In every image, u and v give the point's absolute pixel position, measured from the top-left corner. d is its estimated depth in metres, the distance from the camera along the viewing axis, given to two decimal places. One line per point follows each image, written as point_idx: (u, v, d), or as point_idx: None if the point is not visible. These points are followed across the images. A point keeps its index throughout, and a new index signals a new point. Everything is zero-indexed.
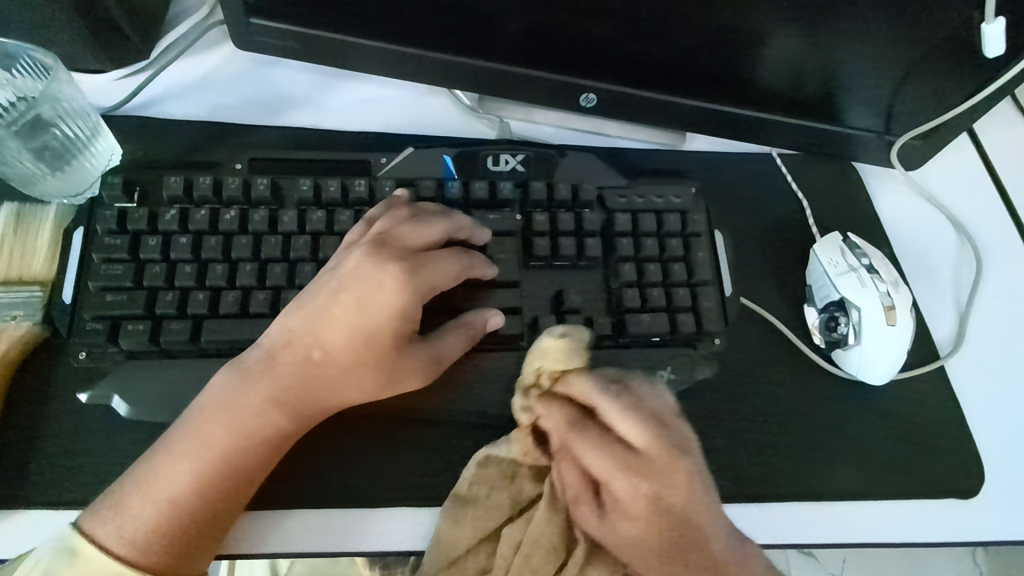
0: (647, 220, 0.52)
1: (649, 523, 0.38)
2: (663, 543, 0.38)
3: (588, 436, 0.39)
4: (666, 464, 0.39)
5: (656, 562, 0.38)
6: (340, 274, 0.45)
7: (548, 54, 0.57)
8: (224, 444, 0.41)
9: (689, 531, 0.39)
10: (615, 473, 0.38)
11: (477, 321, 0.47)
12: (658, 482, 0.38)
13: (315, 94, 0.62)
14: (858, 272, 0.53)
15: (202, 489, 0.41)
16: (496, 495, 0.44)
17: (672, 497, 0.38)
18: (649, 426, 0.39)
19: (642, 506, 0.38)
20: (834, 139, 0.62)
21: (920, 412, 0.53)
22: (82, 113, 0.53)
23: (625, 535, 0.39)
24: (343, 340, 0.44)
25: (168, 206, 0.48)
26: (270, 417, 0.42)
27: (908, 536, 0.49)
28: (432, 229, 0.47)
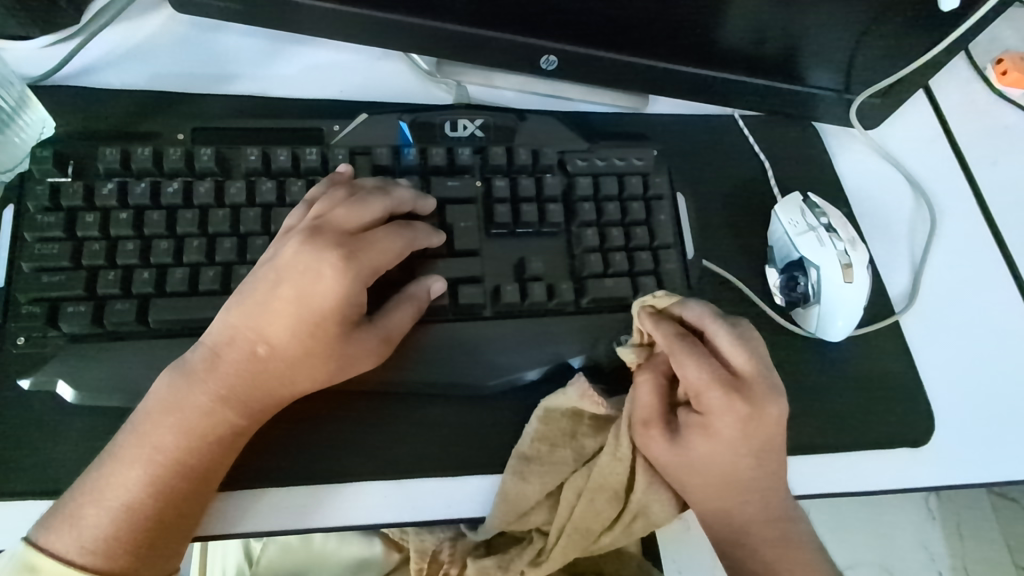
0: (608, 183, 0.51)
1: (725, 440, 0.44)
2: (733, 458, 0.44)
3: (691, 354, 0.44)
4: (759, 392, 0.44)
5: (714, 474, 0.45)
6: (277, 265, 0.42)
7: (504, 15, 0.55)
8: (174, 446, 0.40)
9: (760, 452, 0.45)
10: (712, 390, 0.44)
11: (421, 291, 0.46)
12: (752, 408, 0.44)
13: (262, 60, 0.59)
14: (817, 231, 0.54)
15: (156, 491, 0.40)
16: (556, 452, 0.47)
17: (760, 424, 0.44)
18: (753, 359, 0.45)
19: (723, 426, 0.44)
20: (795, 99, 0.62)
21: (876, 367, 0.55)
22: (5, 81, 0.50)
23: (698, 451, 0.44)
24: (289, 331, 0.42)
25: (105, 180, 0.45)
26: (219, 414, 0.41)
27: (867, 485, 0.51)
28: (370, 209, 0.45)
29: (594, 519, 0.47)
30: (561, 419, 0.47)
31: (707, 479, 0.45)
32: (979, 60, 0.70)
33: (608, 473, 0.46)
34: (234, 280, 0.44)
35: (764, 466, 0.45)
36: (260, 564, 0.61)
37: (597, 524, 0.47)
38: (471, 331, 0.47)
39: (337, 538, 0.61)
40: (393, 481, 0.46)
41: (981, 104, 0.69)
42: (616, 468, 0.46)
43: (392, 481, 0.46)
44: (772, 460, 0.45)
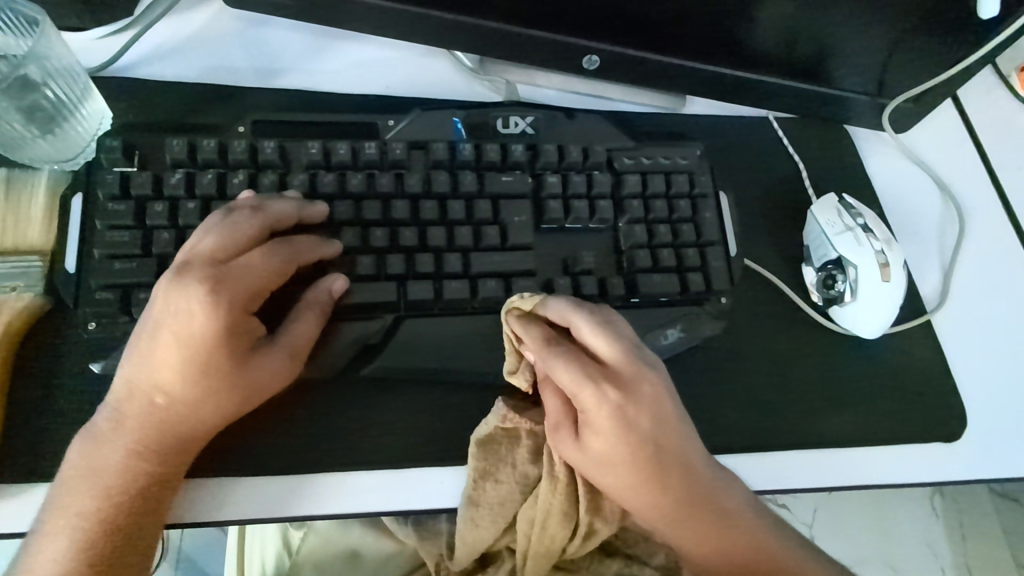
0: (656, 181, 0.53)
1: (616, 434, 0.42)
2: (631, 448, 0.43)
3: (560, 354, 0.43)
4: (632, 377, 0.43)
5: (625, 471, 0.43)
6: (152, 310, 0.41)
7: (551, 16, 0.57)
8: (93, 508, 0.39)
9: (660, 438, 0.44)
10: (583, 386, 0.42)
11: (322, 293, 0.45)
12: (627, 394, 0.43)
13: (309, 55, 0.60)
14: (855, 231, 0.55)
15: (87, 555, 0.39)
16: (499, 485, 0.46)
17: (642, 408, 0.43)
18: (624, 343, 0.44)
19: (609, 419, 0.42)
20: (829, 101, 0.64)
21: (910, 363, 0.56)
22: (71, 73, 0.48)
23: (599, 449, 0.43)
24: (178, 373, 0.40)
25: (172, 170, 0.46)
26: (135, 468, 0.40)
27: (902, 478, 0.53)
28: (246, 229, 0.43)
29: (548, 544, 0.46)
30: (497, 450, 0.47)
31: (619, 480, 0.43)
32: (1004, 68, 0.72)
33: (551, 502, 0.45)
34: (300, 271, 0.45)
35: (671, 454, 0.44)
36: (300, 554, 0.63)
37: (554, 548, 0.47)
38: None
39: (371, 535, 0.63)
40: (447, 468, 0.47)
41: (1007, 111, 0.70)
42: (556, 494, 0.45)
43: (445, 468, 0.47)
44: (679, 442, 0.44)
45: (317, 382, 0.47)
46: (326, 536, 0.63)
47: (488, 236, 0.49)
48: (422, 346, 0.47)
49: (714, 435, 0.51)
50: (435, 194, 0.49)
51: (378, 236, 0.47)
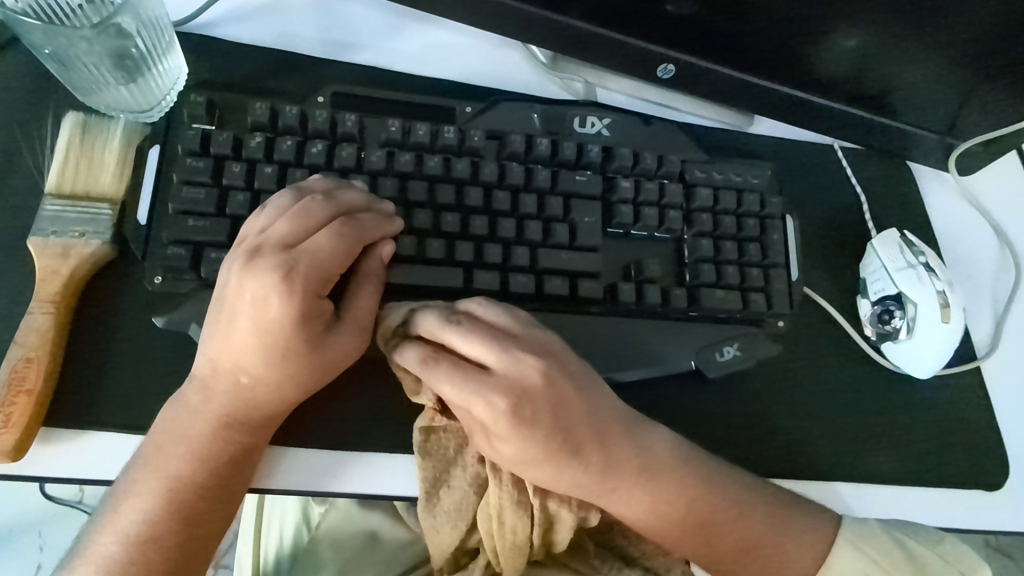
0: (727, 197, 0.52)
1: (520, 438, 0.39)
2: (543, 448, 0.40)
3: (438, 372, 0.39)
4: (517, 376, 0.40)
5: (545, 467, 0.40)
6: (229, 294, 0.40)
7: (633, 18, 0.56)
8: (182, 473, 0.39)
9: (564, 423, 0.41)
10: (470, 400, 0.38)
11: (376, 262, 0.43)
12: (518, 396, 0.39)
13: (385, 33, 0.60)
14: (917, 269, 0.55)
15: (180, 519, 0.39)
16: (451, 488, 0.44)
17: (538, 401, 0.40)
18: (506, 337, 0.41)
19: (510, 425, 0.39)
20: (897, 137, 0.63)
21: (958, 407, 0.56)
22: (158, 26, 0.47)
23: (513, 453, 0.40)
24: (258, 356, 0.40)
25: (251, 133, 0.46)
26: (225, 439, 0.40)
27: (945, 522, 0.52)
28: (313, 214, 0.41)
29: (512, 540, 0.43)
30: (444, 453, 0.45)
31: (542, 474, 0.41)
32: None
33: (499, 496, 0.43)
34: None
35: (581, 433, 0.42)
36: (319, 530, 0.62)
37: (522, 543, 0.43)
38: (582, 324, 0.48)
39: (388, 521, 0.63)
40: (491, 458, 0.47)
41: None
42: (502, 486, 0.42)
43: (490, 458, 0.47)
44: (587, 420, 0.42)
45: (371, 361, 0.46)
46: (349, 515, 0.63)
47: (557, 233, 0.48)
48: None
49: (759, 458, 0.50)
50: (508, 186, 0.49)
51: (449, 221, 0.47)
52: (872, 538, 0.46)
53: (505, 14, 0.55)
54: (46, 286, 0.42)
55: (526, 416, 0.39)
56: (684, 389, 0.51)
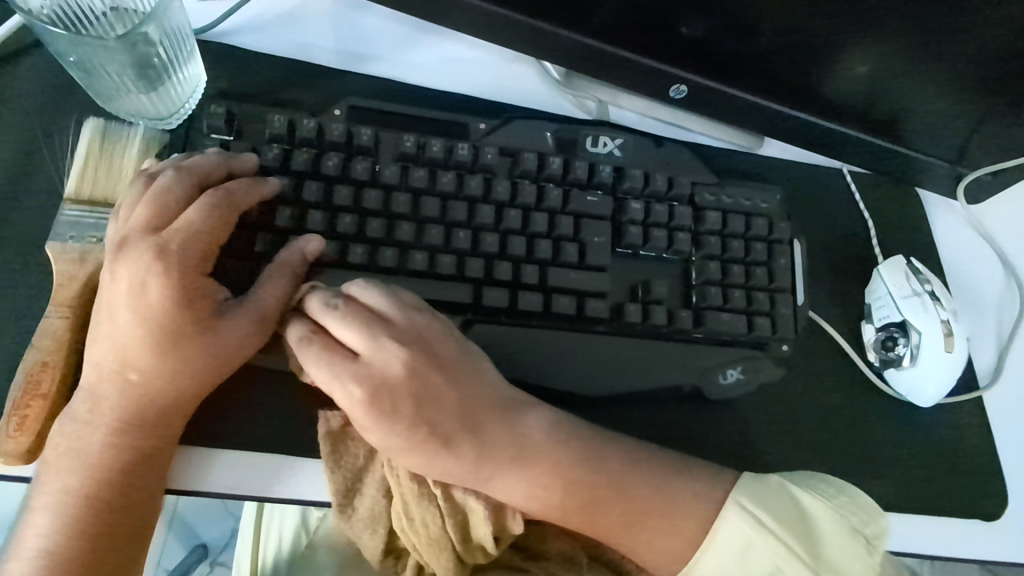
0: (735, 221, 0.53)
1: (381, 424, 0.41)
2: (410, 434, 0.41)
3: (310, 355, 0.41)
4: (381, 362, 0.41)
5: (409, 458, 0.42)
6: (104, 293, 0.41)
7: (648, 39, 0.56)
8: (78, 484, 0.39)
9: (431, 414, 0.42)
10: (332, 382, 0.40)
11: (295, 255, 0.43)
12: (377, 384, 0.41)
13: (401, 46, 0.60)
14: (922, 297, 0.55)
15: (78, 532, 0.39)
16: (364, 496, 0.44)
17: (398, 390, 0.42)
18: (381, 326, 0.42)
19: (370, 414, 0.41)
20: (906, 164, 0.63)
21: (957, 435, 0.56)
22: (180, 37, 0.48)
23: (376, 441, 0.41)
24: (154, 349, 0.40)
25: (269, 145, 0.47)
26: (122, 445, 0.40)
27: (940, 550, 0.52)
28: (173, 194, 0.42)
29: (427, 535, 0.43)
30: (355, 462, 0.44)
31: (409, 465, 0.42)
32: None
33: (403, 492, 0.43)
34: (381, 260, 0.46)
35: (450, 425, 0.43)
36: (316, 534, 0.61)
37: (440, 539, 0.43)
38: (587, 343, 0.48)
39: None
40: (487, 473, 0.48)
41: None
42: (402, 483, 0.43)
43: None
44: (459, 410, 0.43)
45: None
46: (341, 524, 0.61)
47: (566, 252, 0.49)
48: (487, 351, 0.47)
49: None
50: (519, 204, 0.49)
51: (460, 238, 0.47)
52: (769, 495, 0.45)
53: (522, 31, 0.55)
54: (63, 290, 0.43)
55: (388, 403, 0.41)
56: (687, 410, 0.51)
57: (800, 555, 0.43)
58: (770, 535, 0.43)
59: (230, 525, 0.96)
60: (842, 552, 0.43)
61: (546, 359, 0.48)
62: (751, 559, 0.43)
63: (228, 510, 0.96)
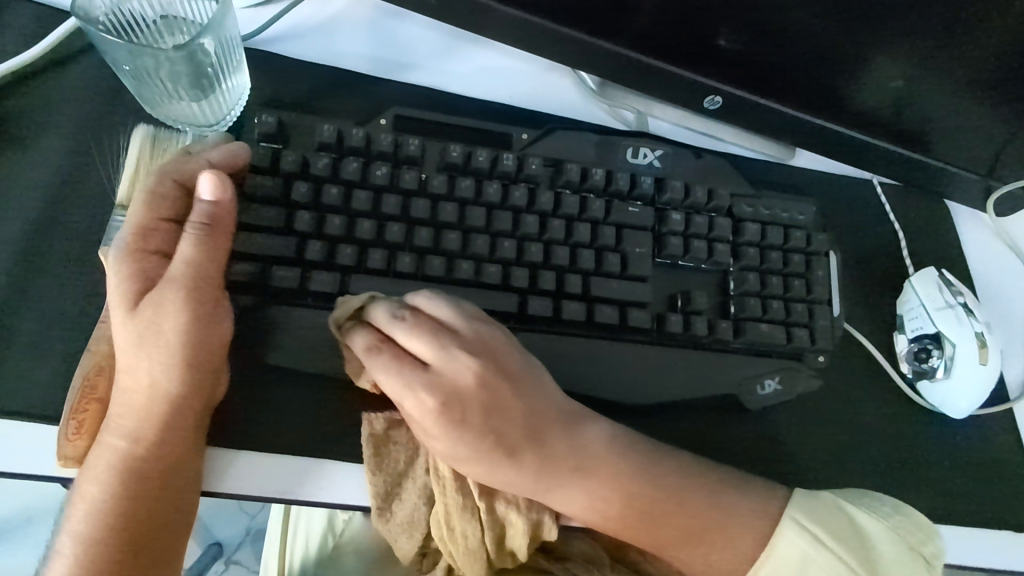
0: (774, 233, 0.53)
1: (450, 434, 0.41)
2: (476, 443, 0.42)
3: (381, 364, 0.41)
4: (451, 371, 0.42)
5: (473, 466, 0.42)
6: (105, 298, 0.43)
7: (687, 51, 0.56)
8: (87, 492, 0.39)
9: (498, 424, 0.43)
10: (403, 391, 0.41)
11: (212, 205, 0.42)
12: (449, 394, 0.41)
13: (439, 54, 0.61)
14: (956, 309, 0.56)
15: (91, 541, 0.38)
16: (403, 502, 0.44)
17: (469, 400, 0.42)
18: (449, 336, 0.42)
19: (440, 423, 0.41)
20: (938, 177, 0.64)
21: (989, 446, 0.56)
22: (231, 48, 0.48)
23: (443, 449, 0.42)
24: (135, 348, 0.40)
25: (318, 153, 0.47)
26: (119, 445, 0.39)
27: (975, 562, 0.52)
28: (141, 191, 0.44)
29: (464, 546, 0.43)
30: (394, 466, 0.44)
31: (473, 472, 0.42)
32: None
33: (446, 502, 0.43)
34: (429, 269, 0.46)
35: (515, 434, 0.43)
36: (343, 538, 0.62)
37: (476, 548, 0.43)
38: (628, 353, 0.49)
39: None
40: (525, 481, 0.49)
41: None
42: (448, 492, 0.43)
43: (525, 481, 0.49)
44: (523, 419, 0.43)
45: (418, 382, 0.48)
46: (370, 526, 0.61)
47: (608, 262, 0.50)
48: None
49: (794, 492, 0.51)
50: (562, 214, 0.50)
51: (506, 247, 0.48)
52: (825, 512, 0.45)
53: (562, 42, 0.55)
54: None
55: (455, 412, 0.41)
56: (724, 419, 0.52)
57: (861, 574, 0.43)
58: (829, 553, 0.43)
59: (244, 523, 0.97)
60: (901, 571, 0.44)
61: (588, 369, 0.48)
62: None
63: (242, 509, 0.97)
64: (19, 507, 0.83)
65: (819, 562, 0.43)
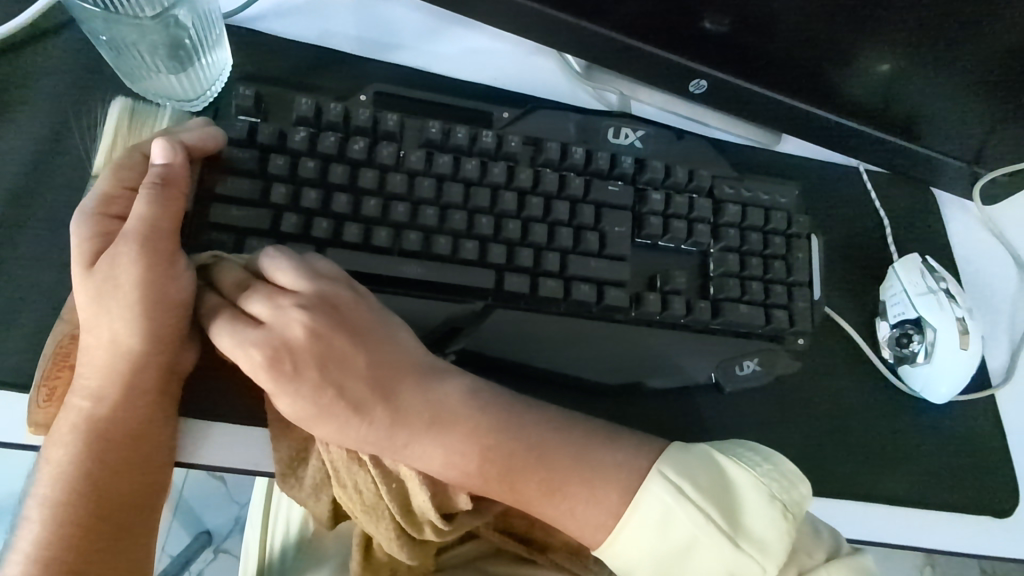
0: (755, 214, 0.53)
1: (285, 389, 0.40)
2: (316, 399, 0.41)
3: (216, 327, 0.41)
4: (281, 324, 0.41)
5: (320, 423, 0.41)
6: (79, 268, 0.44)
7: (670, 33, 0.56)
8: (57, 454, 0.39)
9: (339, 377, 0.42)
10: (235, 349, 0.40)
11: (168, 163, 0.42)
12: (277, 346, 0.40)
13: (423, 35, 0.61)
14: (938, 294, 0.55)
15: (59, 502, 0.38)
16: (309, 463, 0.44)
17: (301, 352, 0.41)
18: (285, 294, 0.42)
19: (272, 378, 0.40)
20: (924, 164, 0.63)
21: (969, 433, 0.56)
22: (209, 21, 0.48)
23: (286, 408, 0.41)
24: (91, 308, 0.40)
25: (296, 127, 0.47)
26: (88, 413, 0.39)
27: (946, 545, 0.53)
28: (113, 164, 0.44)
29: (362, 501, 0.43)
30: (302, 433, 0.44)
31: (325, 430, 0.41)
32: None
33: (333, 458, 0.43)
34: (406, 243, 0.46)
35: (358, 388, 0.42)
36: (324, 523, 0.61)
37: (372, 503, 0.42)
38: (605, 333, 0.49)
39: None
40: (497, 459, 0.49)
41: None
42: (331, 448, 0.42)
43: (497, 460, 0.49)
44: (371, 372, 0.43)
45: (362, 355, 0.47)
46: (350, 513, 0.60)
47: (587, 241, 0.49)
48: (509, 338, 0.47)
49: None
50: (540, 191, 0.50)
51: (483, 224, 0.48)
52: (695, 465, 0.43)
53: (545, 22, 0.55)
54: None
55: (286, 367, 0.41)
56: (702, 401, 0.51)
57: (721, 525, 0.41)
58: (690, 505, 0.41)
59: (233, 513, 0.97)
60: (762, 521, 0.41)
61: (564, 347, 0.48)
62: (670, 529, 0.41)
63: (231, 497, 0.97)
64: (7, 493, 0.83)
65: (681, 522, 0.41)
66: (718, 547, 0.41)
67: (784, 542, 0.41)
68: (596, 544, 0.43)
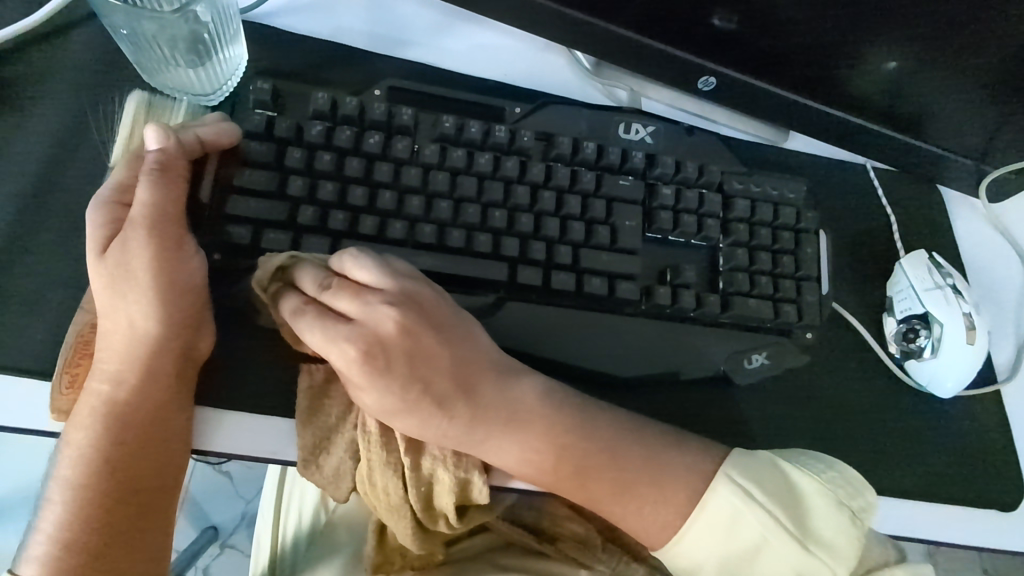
0: (764, 209, 0.54)
1: (376, 384, 0.41)
2: (403, 394, 0.42)
3: (307, 323, 0.41)
4: (374, 322, 0.42)
5: (403, 417, 0.42)
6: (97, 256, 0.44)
7: (680, 30, 0.56)
8: (75, 439, 0.40)
9: (425, 373, 0.43)
10: (331, 345, 0.41)
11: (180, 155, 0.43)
12: (371, 343, 0.41)
13: (435, 31, 0.61)
14: (944, 290, 0.56)
15: (77, 485, 0.39)
16: (332, 455, 0.44)
17: (392, 350, 0.42)
18: (371, 291, 0.43)
19: (365, 373, 0.41)
20: (930, 162, 0.64)
21: (974, 427, 0.57)
22: (227, 17, 0.49)
23: (372, 402, 0.41)
24: (111, 295, 0.41)
25: (312, 121, 0.48)
26: (107, 398, 0.40)
27: (953, 539, 0.53)
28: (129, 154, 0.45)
29: (387, 501, 0.44)
30: (326, 420, 0.44)
31: (407, 424, 0.42)
32: None
33: (369, 457, 0.43)
34: (420, 235, 0.47)
35: (444, 385, 0.43)
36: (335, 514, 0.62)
37: (398, 504, 0.43)
38: (615, 325, 0.49)
39: None
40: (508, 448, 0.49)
41: None
42: (372, 448, 0.43)
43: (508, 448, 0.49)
44: (453, 369, 0.44)
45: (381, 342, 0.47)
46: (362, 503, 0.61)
47: (598, 235, 0.50)
48: (520, 329, 0.48)
49: None
50: (552, 185, 0.50)
51: (497, 217, 0.48)
52: (761, 471, 0.44)
53: (556, 19, 0.55)
54: None
55: (377, 364, 0.41)
56: (710, 394, 0.52)
57: (791, 530, 0.43)
58: (759, 508, 0.43)
59: (240, 508, 0.97)
60: (832, 528, 0.43)
61: (575, 339, 0.49)
62: (737, 530, 0.43)
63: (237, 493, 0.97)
64: (15, 488, 0.84)
65: (747, 525, 0.43)
66: (786, 550, 0.42)
67: (854, 547, 0.43)
68: (659, 544, 0.45)
